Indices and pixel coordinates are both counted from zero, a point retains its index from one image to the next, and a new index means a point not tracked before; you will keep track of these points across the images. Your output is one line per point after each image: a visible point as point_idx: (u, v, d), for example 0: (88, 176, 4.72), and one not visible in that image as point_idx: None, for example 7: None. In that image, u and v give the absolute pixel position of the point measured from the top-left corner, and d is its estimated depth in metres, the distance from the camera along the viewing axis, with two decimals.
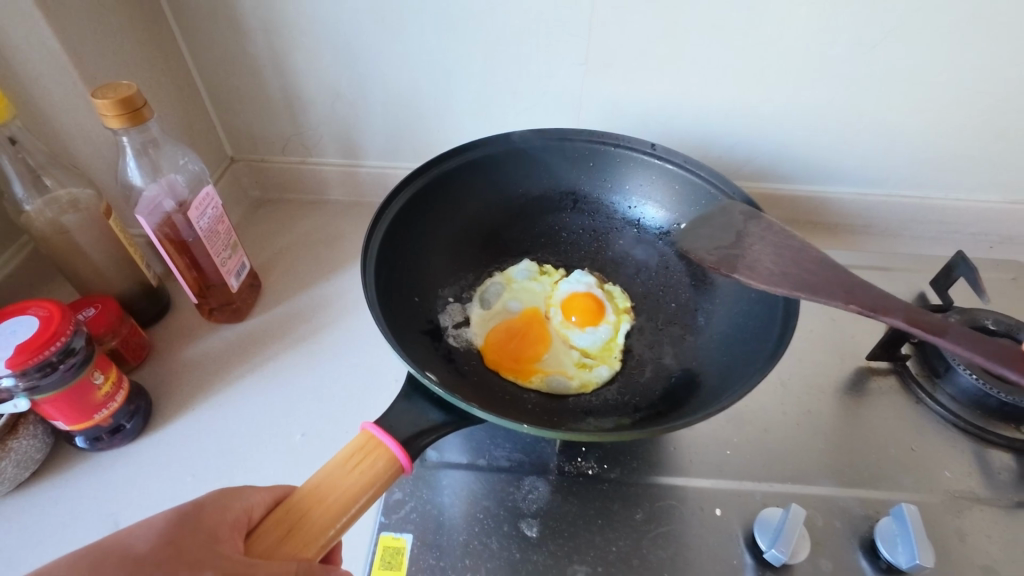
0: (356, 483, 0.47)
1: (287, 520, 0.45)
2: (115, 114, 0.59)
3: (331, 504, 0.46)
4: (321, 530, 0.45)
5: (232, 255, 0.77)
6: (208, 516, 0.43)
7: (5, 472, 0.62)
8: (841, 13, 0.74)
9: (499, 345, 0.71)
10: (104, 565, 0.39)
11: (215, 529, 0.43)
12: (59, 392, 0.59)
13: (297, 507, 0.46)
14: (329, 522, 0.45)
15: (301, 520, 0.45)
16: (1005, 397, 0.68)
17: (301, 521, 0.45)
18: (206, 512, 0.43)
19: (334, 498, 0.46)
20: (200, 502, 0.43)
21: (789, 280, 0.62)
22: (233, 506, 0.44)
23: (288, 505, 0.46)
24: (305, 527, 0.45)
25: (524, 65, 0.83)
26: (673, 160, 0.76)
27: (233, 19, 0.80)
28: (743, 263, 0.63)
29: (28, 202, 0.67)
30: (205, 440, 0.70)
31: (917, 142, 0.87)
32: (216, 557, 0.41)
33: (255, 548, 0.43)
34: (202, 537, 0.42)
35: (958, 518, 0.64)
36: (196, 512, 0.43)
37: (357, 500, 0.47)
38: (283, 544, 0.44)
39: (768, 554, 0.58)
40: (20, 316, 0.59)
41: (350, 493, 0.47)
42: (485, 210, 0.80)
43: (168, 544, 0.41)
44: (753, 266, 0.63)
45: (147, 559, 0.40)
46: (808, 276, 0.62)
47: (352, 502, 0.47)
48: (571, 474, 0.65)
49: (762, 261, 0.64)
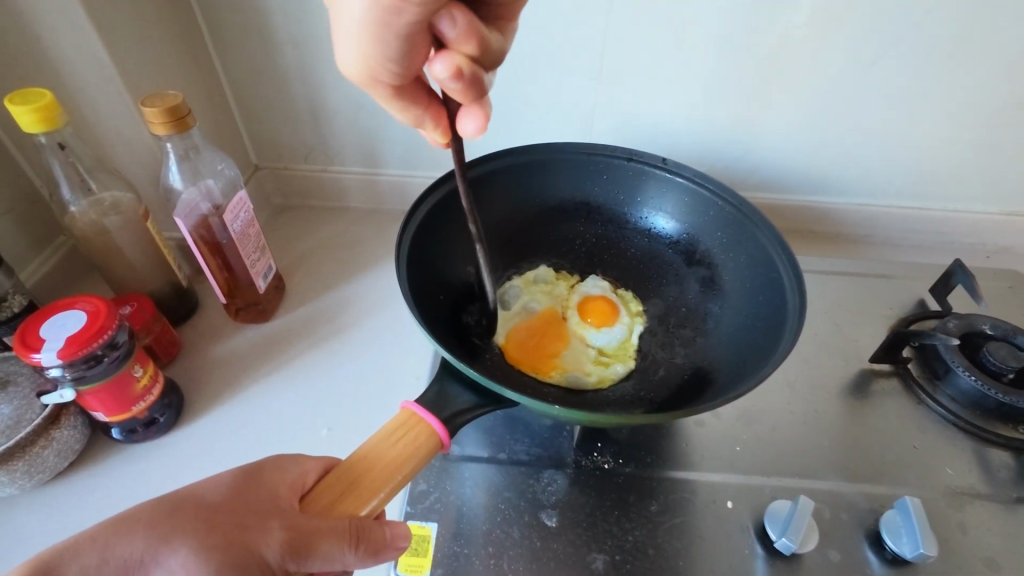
0: (401, 453, 0.51)
1: (338, 485, 0.48)
2: (161, 121, 0.63)
3: (379, 472, 0.49)
4: (371, 494, 0.48)
5: (261, 257, 0.81)
6: (268, 479, 0.47)
7: (47, 461, 0.65)
8: (838, 33, 0.78)
9: (521, 343, 0.75)
10: (180, 512, 0.44)
11: (275, 490, 0.47)
12: (102, 383, 0.62)
13: (347, 473, 0.49)
14: (378, 488, 0.49)
15: (352, 484, 0.48)
16: (1003, 397, 0.71)
17: (353, 484, 0.48)
18: (267, 474, 0.48)
19: (382, 465, 0.50)
20: (261, 465, 0.48)
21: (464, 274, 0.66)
22: (289, 471, 0.48)
23: (339, 470, 0.49)
24: (356, 490, 0.48)
25: (539, 79, 0.87)
26: (684, 173, 0.79)
27: (264, 33, 0.85)
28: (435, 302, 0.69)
29: (73, 203, 0.71)
30: (235, 433, 0.73)
31: (914, 153, 0.91)
32: (277, 512, 0.45)
33: (311, 507, 0.46)
34: (265, 494, 0.46)
35: (960, 512, 0.66)
36: (258, 473, 0.47)
37: (402, 468, 0.50)
38: (336, 506, 0.47)
39: (778, 543, 0.60)
40: (68, 310, 0.62)
41: (395, 462, 0.50)
42: (505, 216, 0.83)
43: (235, 498, 0.46)
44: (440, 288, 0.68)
45: (218, 508, 0.45)
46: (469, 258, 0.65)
47: (398, 470, 0.50)
48: (588, 467, 0.68)
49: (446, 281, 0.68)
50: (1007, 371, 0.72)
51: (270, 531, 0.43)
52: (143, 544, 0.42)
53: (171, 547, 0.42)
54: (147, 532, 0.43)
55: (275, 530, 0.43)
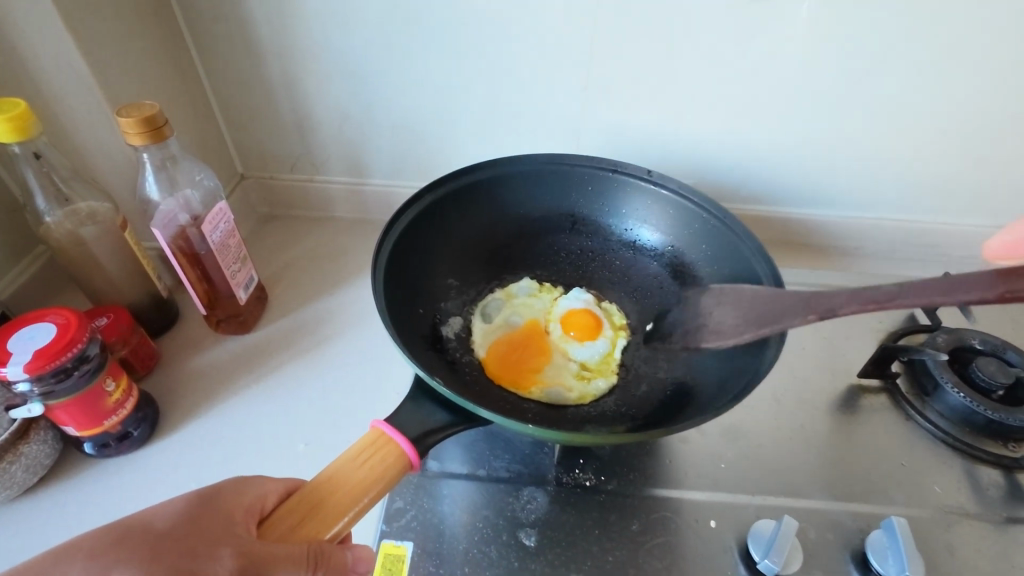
0: (368, 475, 0.50)
1: (300, 508, 0.47)
2: (137, 132, 0.62)
3: (344, 495, 0.49)
4: (334, 519, 0.47)
5: (241, 268, 0.80)
6: (225, 502, 0.46)
7: (14, 477, 0.64)
8: (825, 47, 0.78)
9: (501, 358, 0.74)
10: (128, 539, 0.43)
11: (231, 513, 0.46)
12: (72, 397, 0.61)
13: (309, 497, 0.48)
14: (342, 512, 0.48)
15: (315, 508, 0.47)
16: (991, 414, 0.70)
17: (315, 509, 0.47)
18: (224, 497, 0.46)
19: (347, 489, 0.49)
20: (218, 488, 0.47)
21: (751, 322, 0.64)
22: (247, 493, 0.47)
23: (302, 494, 0.48)
24: (318, 515, 0.47)
25: (526, 90, 0.87)
26: (668, 185, 0.79)
27: (250, 43, 0.84)
28: (709, 329, 0.67)
29: (49, 214, 0.70)
30: (211, 448, 0.72)
31: (903, 165, 0.90)
32: (230, 538, 0.44)
33: (269, 534, 0.45)
34: (219, 519, 0.45)
35: (947, 532, 0.65)
36: (213, 496, 0.46)
37: (368, 491, 0.49)
38: (297, 530, 0.46)
39: (761, 564, 0.59)
40: (38, 323, 0.61)
41: (361, 485, 0.49)
42: (487, 228, 0.82)
43: (189, 523, 0.44)
44: (718, 328, 0.66)
45: (169, 535, 0.44)
46: (763, 309, 0.63)
47: (364, 493, 0.49)
48: (569, 485, 0.67)
49: (725, 320, 0.66)
50: (996, 388, 0.71)
51: (220, 559, 0.42)
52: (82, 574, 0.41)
53: None
54: (87, 561, 0.41)
55: (226, 557, 0.42)
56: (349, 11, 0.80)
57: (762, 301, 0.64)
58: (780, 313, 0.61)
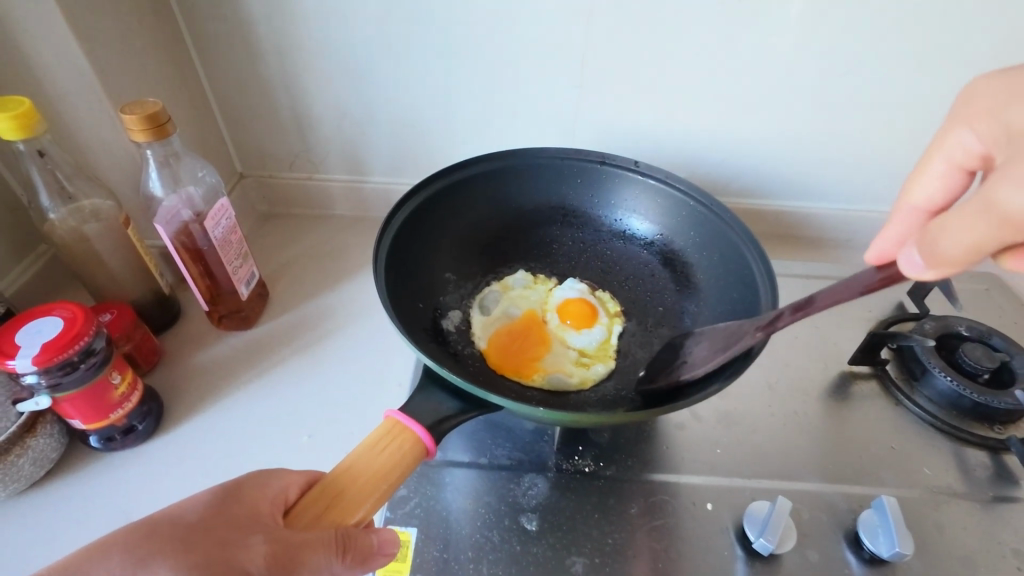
0: (387, 463, 0.51)
1: (324, 498, 0.48)
2: (140, 128, 0.63)
3: (365, 482, 0.50)
4: (357, 505, 0.48)
5: (243, 264, 0.81)
6: (248, 494, 0.47)
7: (22, 470, 0.64)
8: (812, 43, 0.80)
9: (501, 348, 0.76)
10: (157, 533, 0.43)
11: (255, 504, 0.46)
12: (79, 390, 0.62)
13: (331, 486, 0.49)
14: (364, 499, 0.49)
15: (338, 497, 0.49)
16: (977, 398, 0.72)
17: (339, 497, 0.49)
18: (246, 489, 0.47)
19: (368, 476, 0.50)
20: (240, 480, 0.47)
21: (717, 350, 0.62)
22: (269, 485, 0.48)
23: (323, 484, 0.49)
24: (341, 502, 0.48)
25: (522, 87, 0.88)
26: (656, 175, 0.81)
27: (249, 43, 0.85)
28: (685, 368, 0.65)
29: (53, 211, 0.71)
30: (216, 441, 0.72)
31: (890, 159, 0.93)
32: (260, 526, 0.45)
33: (296, 522, 0.46)
34: (245, 510, 0.45)
35: (936, 511, 0.67)
36: (237, 489, 0.46)
37: (388, 477, 0.51)
38: (323, 518, 0.47)
39: (757, 544, 0.61)
40: (45, 317, 0.62)
41: (381, 472, 0.51)
42: (482, 222, 0.84)
43: (217, 514, 0.45)
44: (690, 360, 0.64)
45: (200, 525, 0.44)
46: (726, 337, 0.62)
47: (384, 480, 0.50)
48: (569, 471, 0.68)
49: (696, 354, 0.64)
50: (982, 372, 0.73)
51: (252, 545, 0.43)
52: (118, 567, 0.41)
53: (149, 570, 0.41)
54: (123, 555, 0.41)
55: (257, 543, 0.43)
56: (347, 9, 0.81)
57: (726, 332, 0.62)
58: (739, 333, 0.60)
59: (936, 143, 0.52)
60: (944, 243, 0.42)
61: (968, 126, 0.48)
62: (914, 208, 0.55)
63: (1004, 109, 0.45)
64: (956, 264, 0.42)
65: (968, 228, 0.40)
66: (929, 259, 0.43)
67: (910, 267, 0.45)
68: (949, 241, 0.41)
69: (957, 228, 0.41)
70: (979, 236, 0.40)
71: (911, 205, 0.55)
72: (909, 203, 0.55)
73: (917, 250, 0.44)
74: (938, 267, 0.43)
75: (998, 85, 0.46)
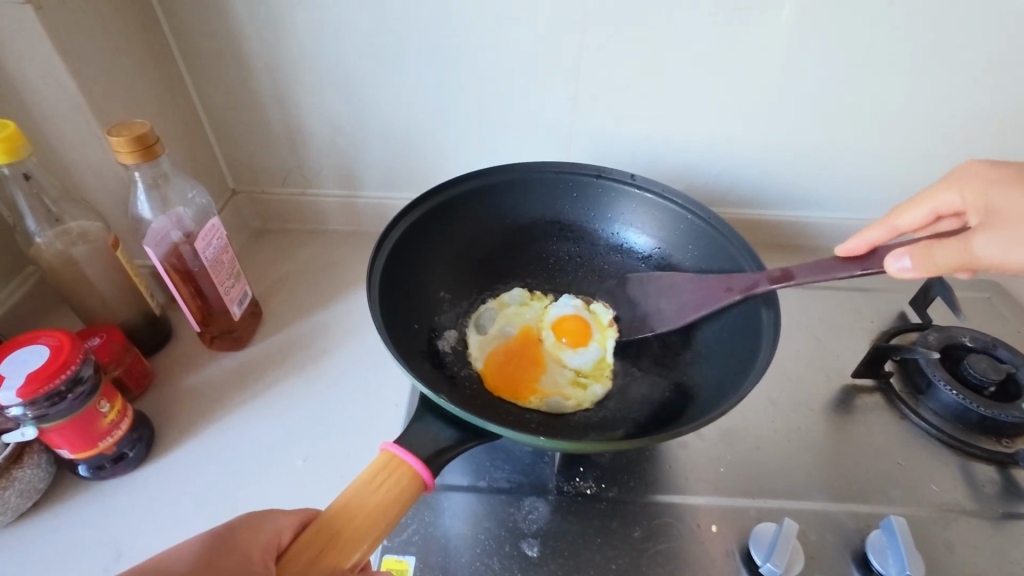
0: (384, 499, 0.50)
1: (319, 539, 0.47)
2: (128, 151, 0.62)
3: (360, 523, 0.48)
4: (353, 547, 0.47)
5: (235, 284, 0.80)
6: (240, 539, 0.45)
7: (9, 502, 0.63)
8: (810, 53, 0.80)
9: (499, 369, 0.74)
10: None
11: (248, 552, 0.44)
12: (66, 420, 0.60)
13: (327, 527, 0.48)
14: (360, 540, 0.48)
15: (334, 538, 0.47)
16: (984, 411, 0.70)
17: (334, 539, 0.47)
18: (238, 535, 0.45)
19: (364, 515, 0.49)
20: (233, 525, 0.45)
21: (688, 305, 0.73)
22: (263, 529, 0.46)
23: (318, 524, 0.48)
24: (337, 545, 0.47)
25: (516, 101, 0.88)
26: (653, 189, 0.80)
27: (239, 60, 0.84)
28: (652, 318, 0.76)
29: (39, 235, 0.69)
30: (209, 468, 0.71)
31: (888, 167, 0.92)
32: None
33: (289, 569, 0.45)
34: (236, 559, 0.43)
35: (945, 529, 0.65)
36: (229, 535, 0.44)
37: (384, 516, 0.49)
38: (317, 562, 0.46)
39: (764, 568, 0.59)
40: (30, 346, 0.60)
41: (377, 510, 0.49)
42: (477, 238, 0.83)
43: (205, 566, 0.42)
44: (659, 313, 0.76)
45: None
46: (695, 295, 0.73)
47: (381, 518, 0.49)
48: (569, 493, 0.67)
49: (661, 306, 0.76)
50: (988, 384, 0.72)
51: None
52: None
53: None
54: None
55: None
56: (338, 26, 0.80)
57: (694, 298, 0.73)
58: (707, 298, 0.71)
59: (929, 193, 0.61)
60: (937, 257, 0.54)
61: (957, 189, 0.59)
62: (893, 229, 0.62)
63: (991, 188, 0.56)
64: (936, 270, 0.54)
65: (949, 254, 0.53)
66: (917, 262, 0.55)
67: (895, 265, 0.57)
68: (942, 257, 0.54)
69: (947, 251, 0.53)
70: (965, 259, 0.52)
71: (894, 226, 0.62)
72: (892, 224, 0.63)
73: (908, 254, 0.56)
74: (920, 270, 0.55)
75: (987, 170, 0.58)
